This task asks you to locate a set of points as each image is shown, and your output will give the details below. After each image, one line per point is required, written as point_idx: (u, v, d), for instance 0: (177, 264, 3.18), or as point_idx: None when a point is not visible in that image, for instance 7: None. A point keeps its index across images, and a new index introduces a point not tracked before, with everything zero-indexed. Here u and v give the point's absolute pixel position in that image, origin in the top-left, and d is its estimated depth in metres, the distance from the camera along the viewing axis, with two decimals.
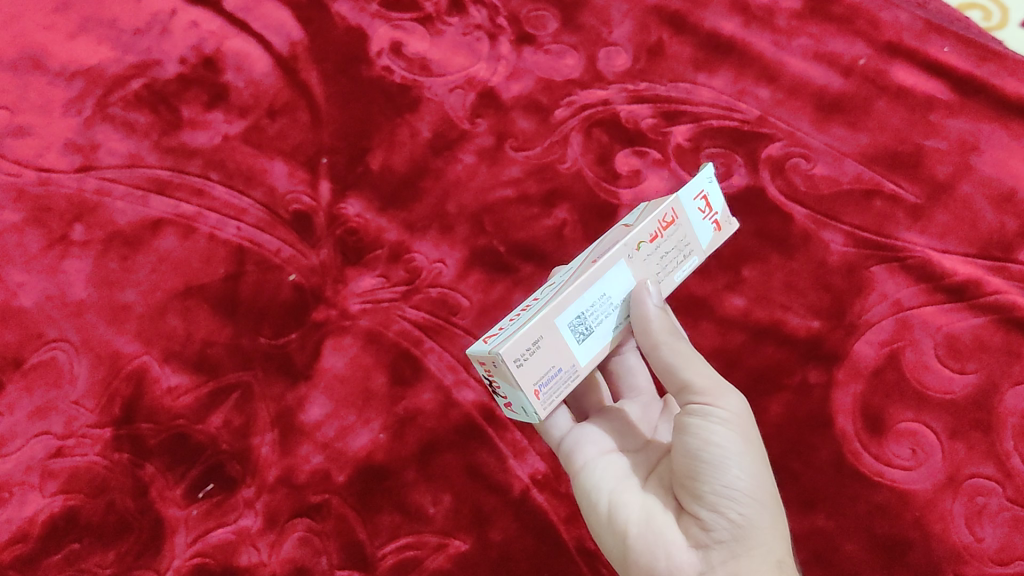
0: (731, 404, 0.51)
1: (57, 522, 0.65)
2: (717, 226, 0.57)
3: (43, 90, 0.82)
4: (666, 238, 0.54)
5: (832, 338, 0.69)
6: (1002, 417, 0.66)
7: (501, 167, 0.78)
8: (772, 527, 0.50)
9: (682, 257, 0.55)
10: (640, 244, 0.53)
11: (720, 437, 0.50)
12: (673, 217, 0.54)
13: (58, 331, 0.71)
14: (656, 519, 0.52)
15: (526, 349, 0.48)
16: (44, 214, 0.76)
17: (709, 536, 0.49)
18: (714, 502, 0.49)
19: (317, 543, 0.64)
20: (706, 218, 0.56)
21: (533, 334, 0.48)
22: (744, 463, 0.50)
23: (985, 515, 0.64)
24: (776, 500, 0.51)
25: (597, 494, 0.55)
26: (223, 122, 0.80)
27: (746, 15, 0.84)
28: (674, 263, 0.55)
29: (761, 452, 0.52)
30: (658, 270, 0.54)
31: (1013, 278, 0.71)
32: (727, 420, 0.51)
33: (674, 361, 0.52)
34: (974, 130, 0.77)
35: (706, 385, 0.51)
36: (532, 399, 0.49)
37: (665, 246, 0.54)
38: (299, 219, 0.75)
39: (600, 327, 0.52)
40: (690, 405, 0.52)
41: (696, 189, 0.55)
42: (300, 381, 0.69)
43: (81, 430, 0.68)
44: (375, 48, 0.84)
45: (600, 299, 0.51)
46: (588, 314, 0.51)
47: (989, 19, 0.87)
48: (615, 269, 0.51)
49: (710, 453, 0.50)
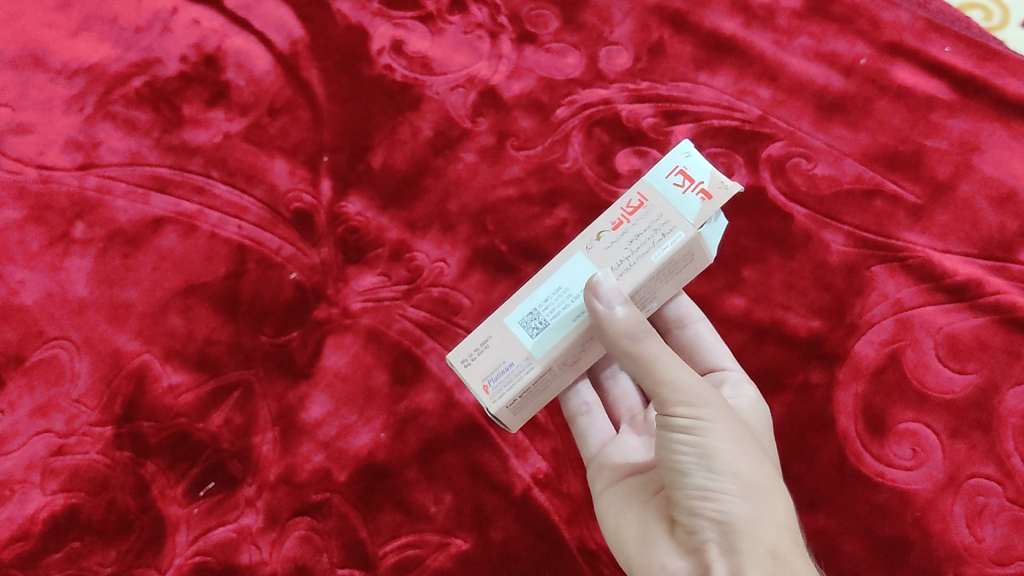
0: (696, 405, 0.49)
1: (58, 520, 0.65)
2: (705, 196, 0.51)
3: (44, 88, 0.82)
4: (634, 222, 0.52)
5: (832, 338, 0.69)
6: (1002, 418, 0.67)
7: (502, 166, 0.78)
8: (760, 519, 0.48)
9: (660, 236, 0.51)
10: (601, 234, 0.52)
11: (686, 443, 0.49)
12: (640, 200, 0.52)
13: (58, 329, 0.71)
14: (650, 534, 0.52)
15: (473, 349, 0.52)
16: (45, 212, 0.76)
17: (694, 540, 0.49)
18: (692, 506, 0.49)
19: (318, 542, 0.65)
20: (687, 191, 0.51)
21: (481, 334, 0.52)
22: (719, 462, 0.48)
23: (985, 515, 0.64)
24: (766, 491, 0.49)
25: (607, 518, 0.57)
26: (223, 121, 0.80)
27: (747, 14, 0.84)
28: (647, 244, 0.51)
29: (742, 444, 0.50)
30: (627, 254, 0.51)
31: (1013, 279, 0.71)
32: (693, 423, 0.49)
33: (639, 370, 0.50)
34: (975, 130, 0.77)
35: (669, 390, 0.50)
36: (483, 395, 0.51)
37: (636, 230, 0.52)
38: (300, 218, 0.75)
39: (557, 320, 0.51)
40: (659, 415, 0.50)
41: (669, 167, 0.52)
42: (301, 380, 0.69)
43: (82, 428, 0.68)
44: (375, 47, 0.83)
45: (556, 293, 0.52)
46: (542, 308, 0.52)
47: (990, 19, 0.87)
48: (570, 262, 0.52)
49: (678, 459, 0.49)
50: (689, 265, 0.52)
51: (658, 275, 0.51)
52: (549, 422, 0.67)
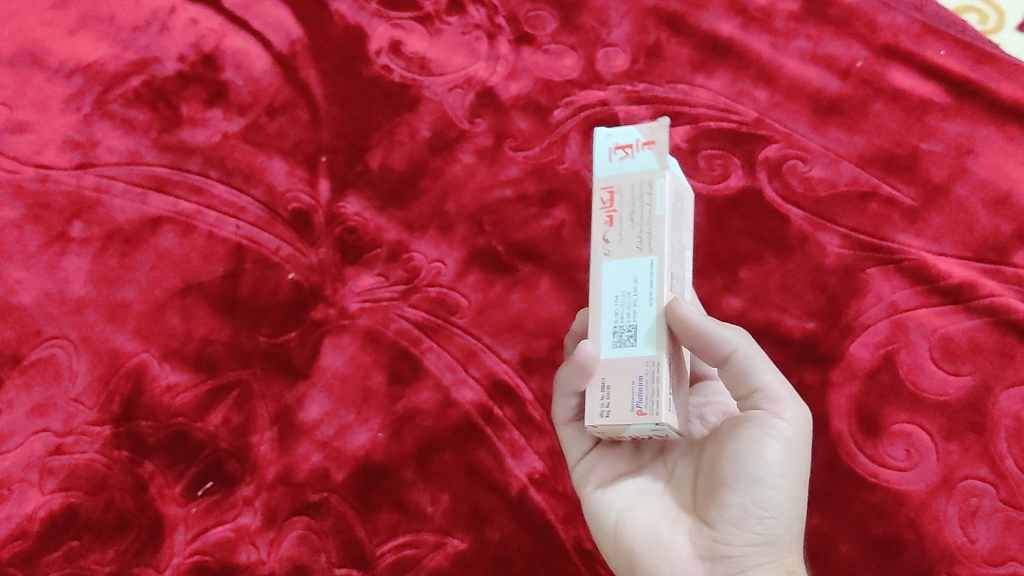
0: (791, 422, 0.50)
1: (56, 519, 0.66)
2: (651, 144, 0.51)
3: (42, 86, 0.82)
4: (618, 207, 0.51)
5: (827, 340, 0.70)
6: (996, 419, 0.67)
7: (500, 167, 0.78)
8: (786, 544, 0.51)
9: (650, 195, 0.50)
10: (605, 236, 0.51)
11: (775, 456, 0.49)
12: (608, 190, 0.52)
13: (56, 328, 0.71)
14: (663, 532, 0.52)
15: (601, 399, 0.49)
16: (43, 211, 0.76)
17: (719, 548, 0.50)
18: (738, 516, 0.49)
19: (316, 541, 0.65)
20: (638, 152, 0.52)
21: (595, 383, 0.49)
22: (786, 483, 0.49)
23: (978, 516, 0.64)
24: (800, 516, 0.52)
25: (605, 512, 0.54)
26: (222, 120, 0.80)
27: (744, 17, 0.84)
28: (646, 209, 0.50)
29: (806, 469, 0.51)
30: (642, 231, 0.50)
31: (1008, 281, 0.72)
32: (786, 438, 0.49)
33: (746, 365, 0.50)
34: (970, 133, 0.78)
35: (775, 397, 0.50)
36: (644, 421, 0.47)
37: (624, 209, 0.51)
38: (299, 217, 0.75)
39: (640, 315, 0.49)
40: (754, 411, 0.50)
41: (605, 152, 0.53)
42: (299, 380, 0.69)
43: (81, 427, 0.68)
44: (374, 48, 0.84)
45: (624, 297, 0.49)
46: (622, 319, 0.49)
47: (985, 22, 0.87)
48: (604, 274, 0.50)
49: (756, 468, 0.49)
50: (682, 206, 0.53)
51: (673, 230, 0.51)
52: (545, 421, 0.68)
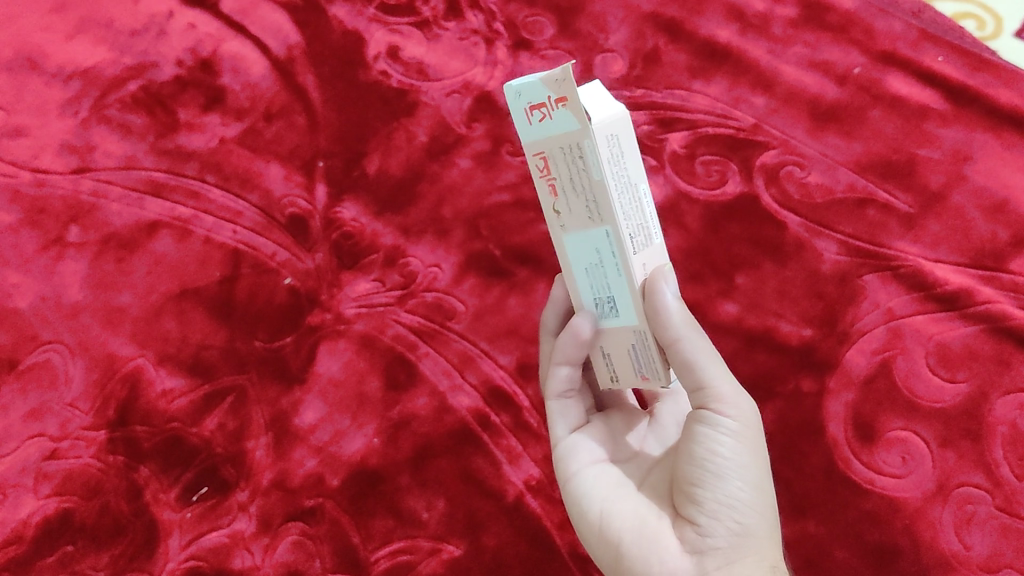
0: (741, 413, 0.50)
1: (51, 524, 0.65)
2: (563, 101, 0.43)
3: (40, 91, 0.83)
4: (556, 174, 0.46)
5: (824, 346, 0.70)
6: (992, 426, 0.66)
7: (496, 172, 0.78)
8: (766, 533, 0.50)
9: (581, 158, 0.44)
10: (555, 209, 0.48)
11: (731, 448, 0.49)
12: (541, 157, 0.46)
13: (52, 333, 0.71)
14: (650, 526, 0.51)
15: (607, 366, 0.52)
16: (39, 216, 0.76)
17: (704, 542, 0.49)
18: (714, 509, 0.49)
19: (311, 547, 0.64)
20: (554, 109, 0.44)
21: (597, 351, 0.52)
22: (748, 474, 0.50)
23: (973, 524, 0.64)
24: (772, 507, 0.51)
25: (588, 503, 0.53)
26: (219, 125, 0.80)
27: (742, 23, 0.85)
28: (584, 174, 0.45)
29: (765, 460, 0.52)
30: (588, 199, 0.46)
31: (1004, 288, 0.71)
32: (737, 431, 0.50)
33: (691, 357, 0.48)
34: (967, 140, 0.78)
35: (723, 392, 0.49)
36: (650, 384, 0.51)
37: (563, 177, 0.46)
38: (295, 222, 0.75)
39: (614, 286, 0.48)
40: (699, 411, 0.50)
41: (523, 114, 0.46)
42: (294, 385, 0.69)
43: (75, 432, 0.68)
44: (372, 53, 0.84)
45: (596, 269, 0.48)
46: (601, 290, 0.49)
47: (983, 29, 0.88)
48: (568, 249, 0.49)
49: (716, 463, 0.49)
50: (624, 138, 0.45)
51: (619, 183, 0.45)
52: (541, 427, 0.68)
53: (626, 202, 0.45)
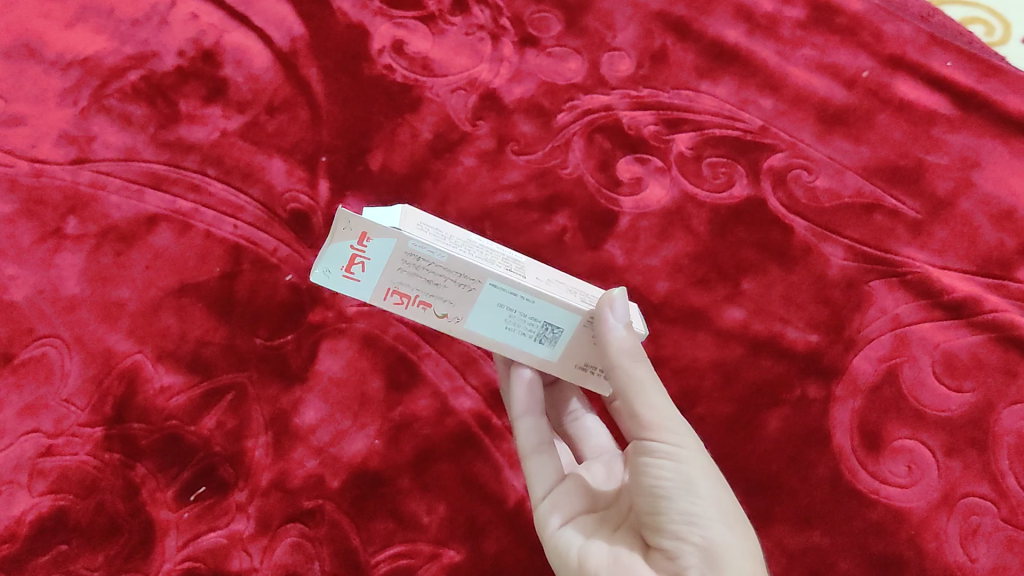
0: (677, 435, 0.50)
1: (45, 522, 0.63)
2: (366, 235, 0.46)
3: (38, 79, 0.80)
4: (412, 292, 0.50)
5: (831, 352, 0.69)
6: (998, 436, 0.67)
7: (502, 171, 0.77)
8: (739, 543, 0.48)
9: (415, 264, 0.48)
10: (440, 314, 0.51)
11: (671, 471, 0.49)
12: (391, 291, 0.49)
13: (48, 327, 0.69)
14: (625, 557, 0.51)
15: (532, 334, 0.51)
16: (37, 207, 0.74)
17: (676, 563, 0.48)
18: (677, 530, 0.48)
19: (309, 549, 0.64)
20: (358, 251, 0.47)
21: (508, 329, 0.51)
22: (702, 489, 0.49)
23: (978, 535, 0.64)
24: (742, 517, 0.50)
25: (568, 549, 0.54)
26: (221, 118, 0.79)
27: (750, 24, 0.85)
28: (430, 275, 0.49)
29: (719, 473, 0.51)
30: (442, 279, 0.49)
31: (1012, 297, 0.72)
32: (676, 454, 0.49)
33: (623, 392, 0.50)
34: (976, 147, 0.78)
35: (653, 419, 0.49)
36: (573, 327, 0.51)
37: (414, 283, 0.49)
38: (296, 218, 0.75)
39: (493, 297, 0.50)
40: (638, 443, 0.50)
41: (341, 280, 0.48)
42: (295, 384, 0.69)
43: (70, 429, 0.66)
44: (376, 47, 0.83)
45: (487, 304, 0.50)
46: (501, 307, 0.50)
47: (991, 34, 0.88)
48: (475, 316, 0.51)
49: (663, 487, 0.49)
50: (433, 221, 0.50)
51: (458, 245, 0.49)
52: None
53: (482, 254, 0.49)
